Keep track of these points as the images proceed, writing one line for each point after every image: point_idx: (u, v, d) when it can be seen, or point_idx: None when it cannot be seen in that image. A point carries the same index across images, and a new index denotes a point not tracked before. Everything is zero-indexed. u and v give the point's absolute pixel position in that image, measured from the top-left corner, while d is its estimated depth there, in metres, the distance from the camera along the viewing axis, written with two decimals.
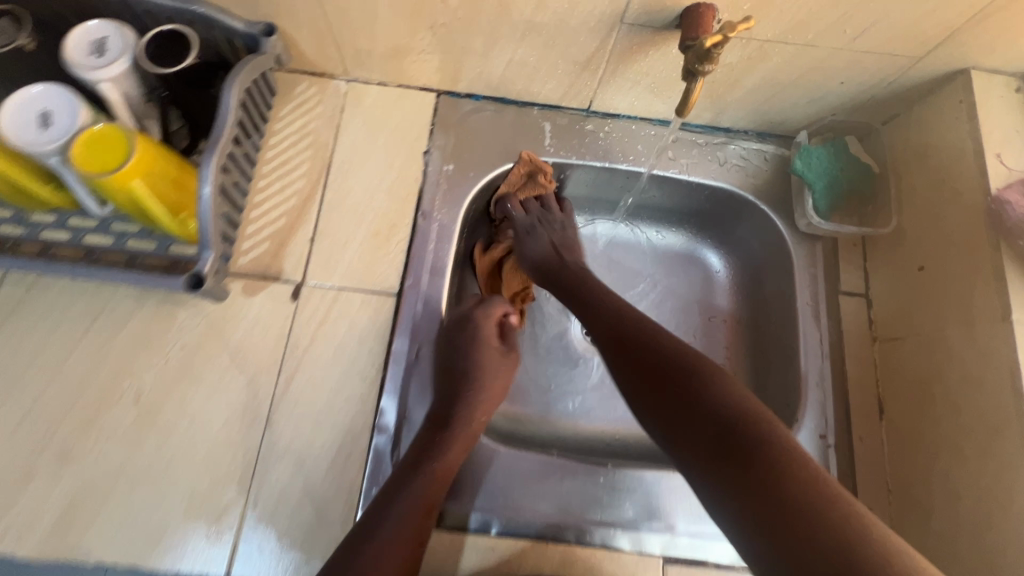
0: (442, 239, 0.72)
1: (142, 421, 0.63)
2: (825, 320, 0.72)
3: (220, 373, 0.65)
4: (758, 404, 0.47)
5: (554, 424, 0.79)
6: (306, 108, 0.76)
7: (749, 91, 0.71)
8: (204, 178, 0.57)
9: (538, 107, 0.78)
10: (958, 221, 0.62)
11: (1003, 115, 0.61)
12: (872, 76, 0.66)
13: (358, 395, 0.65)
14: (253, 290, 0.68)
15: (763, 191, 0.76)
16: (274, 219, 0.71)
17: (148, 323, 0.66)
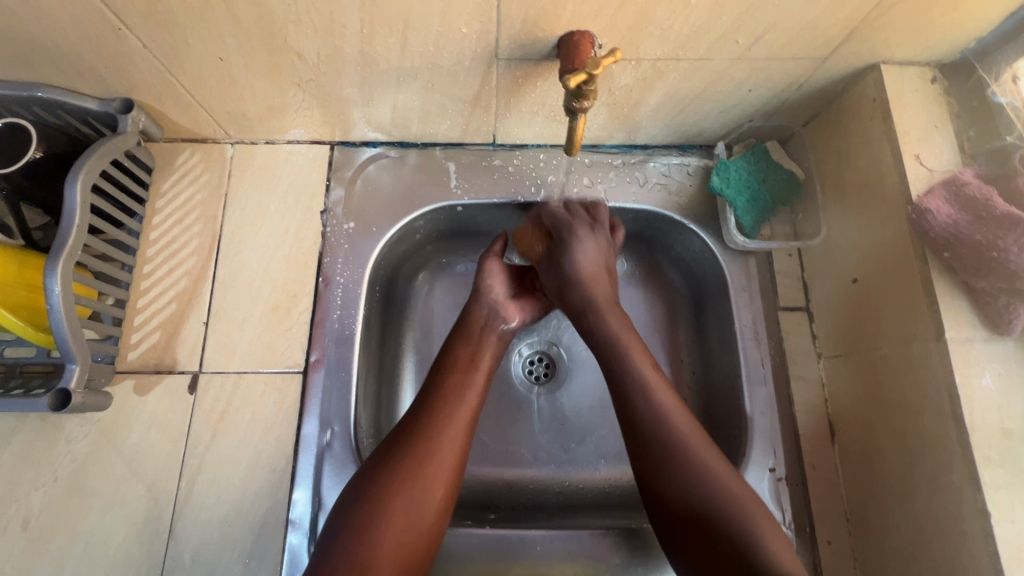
0: (348, 305, 0.66)
1: (32, 550, 0.57)
2: (766, 342, 0.67)
3: (116, 484, 0.59)
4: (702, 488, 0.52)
5: (498, 480, 0.73)
6: (190, 179, 0.70)
7: (655, 108, 0.66)
8: (52, 273, 0.52)
9: (441, 146, 0.73)
10: (885, 228, 0.57)
11: (918, 110, 0.57)
12: (780, 80, 0.61)
13: (267, 488, 0.60)
14: (145, 387, 0.63)
15: (688, 208, 0.72)
16: (163, 305, 0.66)
17: (33, 440, 0.60)
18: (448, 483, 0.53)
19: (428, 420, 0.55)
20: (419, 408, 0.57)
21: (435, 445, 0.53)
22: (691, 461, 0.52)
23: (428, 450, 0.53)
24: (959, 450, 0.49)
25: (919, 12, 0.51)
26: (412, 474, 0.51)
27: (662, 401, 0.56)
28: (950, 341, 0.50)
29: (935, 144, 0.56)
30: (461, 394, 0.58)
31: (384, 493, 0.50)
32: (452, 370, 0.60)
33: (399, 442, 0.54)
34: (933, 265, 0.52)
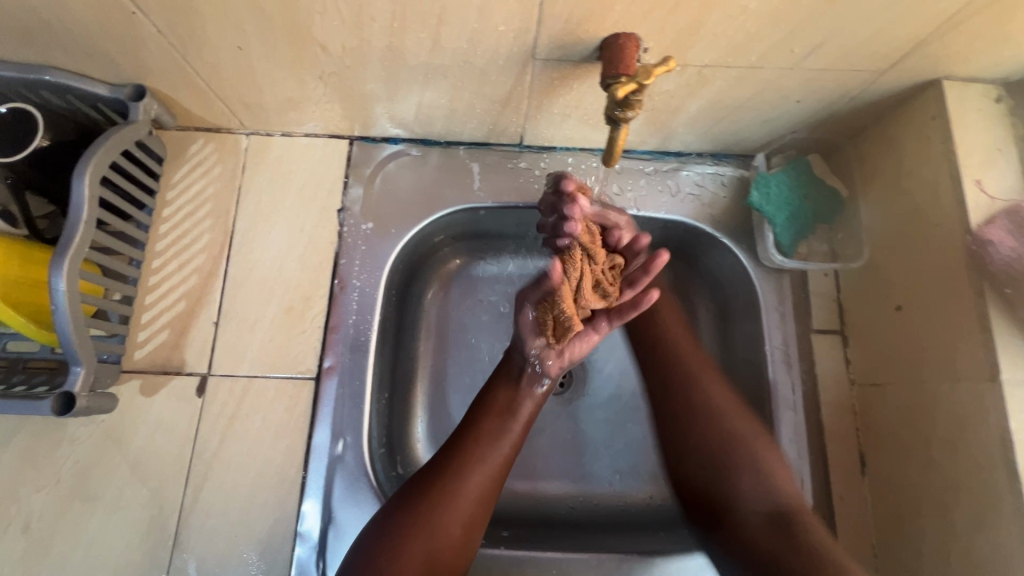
0: (365, 310, 0.64)
1: (33, 553, 0.55)
2: (797, 366, 0.64)
3: (120, 488, 0.57)
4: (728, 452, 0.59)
5: (511, 494, 0.71)
6: (202, 170, 0.67)
7: (695, 115, 0.62)
8: (58, 272, 0.50)
9: (465, 145, 0.70)
10: (936, 256, 0.54)
11: (981, 131, 0.53)
12: (832, 93, 0.57)
13: (275, 499, 0.58)
14: (152, 388, 0.60)
15: (722, 221, 0.68)
16: (172, 302, 0.63)
17: (35, 438, 0.58)
18: (460, 546, 0.53)
19: (442, 493, 0.54)
20: (438, 471, 0.55)
21: (443, 523, 0.53)
22: (712, 427, 0.60)
23: (431, 527, 0.52)
24: (1009, 498, 0.47)
25: (995, 27, 0.47)
26: (413, 552, 0.51)
27: (699, 386, 0.63)
28: (1006, 383, 0.47)
29: (997, 169, 0.52)
30: (482, 467, 0.56)
31: (382, 567, 0.50)
32: (479, 436, 0.58)
33: (408, 513, 0.53)
34: (990, 300, 0.49)
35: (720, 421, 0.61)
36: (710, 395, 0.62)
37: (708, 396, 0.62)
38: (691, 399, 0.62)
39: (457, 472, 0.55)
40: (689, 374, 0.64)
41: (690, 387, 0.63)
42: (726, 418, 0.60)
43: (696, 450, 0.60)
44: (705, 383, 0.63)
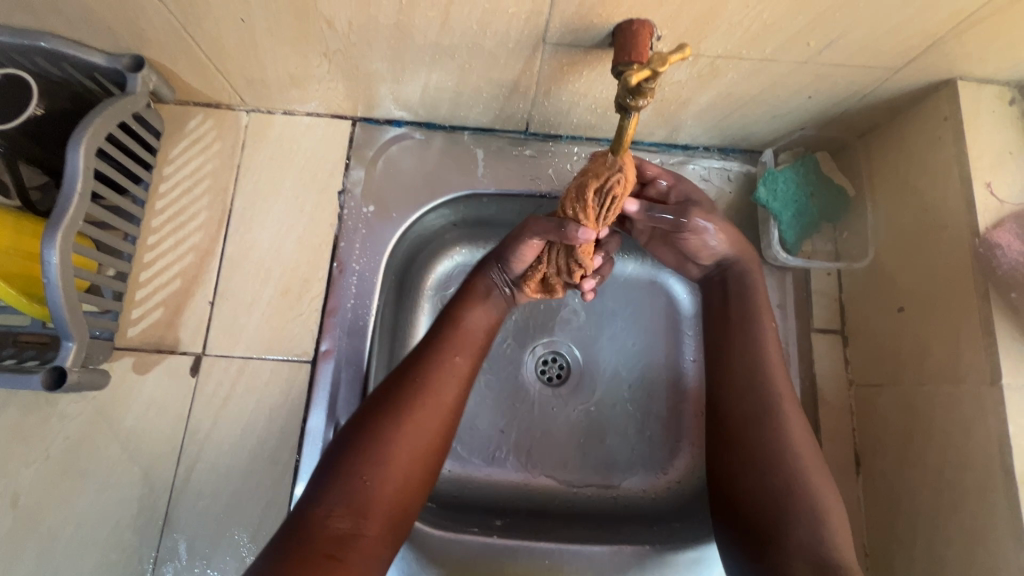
0: (363, 293, 0.63)
1: (21, 529, 0.55)
2: (796, 365, 0.64)
3: (110, 466, 0.57)
4: (794, 484, 0.50)
5: (506, 484, 0.71)
6: (201, 146, 0.66)
7: (704, 108, 0.61)
8: (51, 246, 0.48)
9: (470, 131, 0.69)
10: (942, 259, 0.54)
11: (993, 133, 0.53)
12: (845, 89, 0.57)
13: (268, 482, 0.58)
14: (145, 366, 0.59)
15: (726, 216, 0.68)
16: (166, 280, 0.62)
17: (24, 414, 0.57)
18: (435, 438, 0.50)
19: (412, 389, 0.50)
20: (401, 375, 0.52)
21: (418, 414, 0.49)
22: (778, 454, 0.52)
23: (408, 422, 0.49)
24: (1004, 502, 0.47)
25: (1013, 27, 0.47)
26: (396, 450, 0.47)
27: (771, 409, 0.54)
28: (1006, 388, 0.47)
29: (1007, 173, 0.52)
30: (456, 358, 0.54)
31: (365, 470, 0.46)
32: (442, 340, 0.55)
33: (378, 415, 0.49)
34: (995, 304, 0.49)
35: (783, 453, 0.52)
36: (776, 415, 0.53)
37: (781, 415, 0.53)
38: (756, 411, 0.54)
39: (425, 368, 0.52)
40: (768, 393, 0.54)
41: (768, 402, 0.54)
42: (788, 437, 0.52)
43: (757, 485, 0.51)
44: (778, 403, 0.54)
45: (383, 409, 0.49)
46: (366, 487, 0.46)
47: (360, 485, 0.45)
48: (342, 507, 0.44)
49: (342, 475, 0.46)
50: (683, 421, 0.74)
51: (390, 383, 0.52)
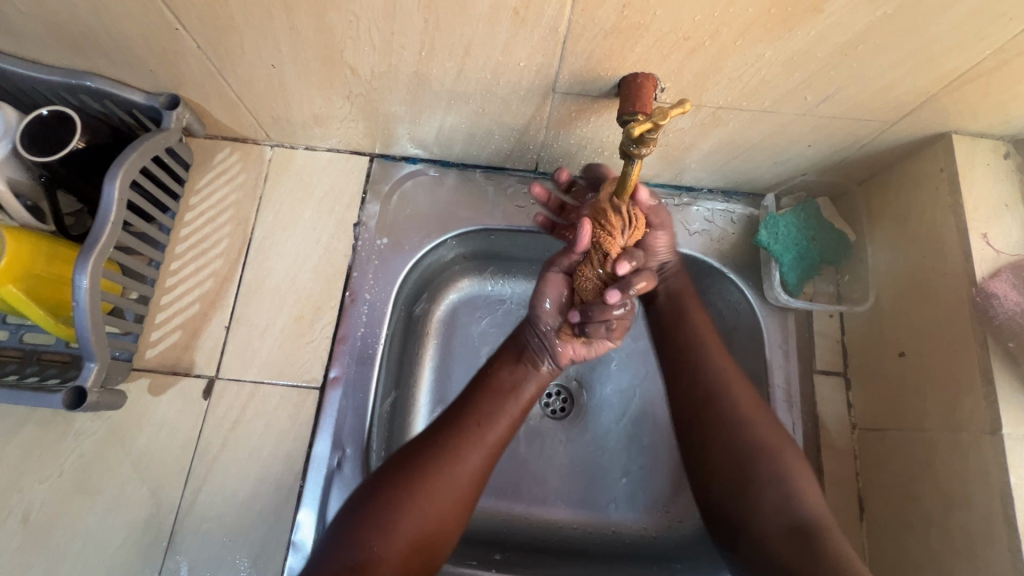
0: (373, 322, 0.65)
1: (31, 544, 0.56)
2: (798, 405, 0.65)
3: (120, 484, 0.58)
4: (785, 495, 0.52)
5: (507, 515, 0.71)
6: (226, 178, 0.70)
7: (708, 153, 0.64)
8: (81, 271, 0.51)
9: (482, 169, 0.72)
10: (942, 305, 0.54)
11: (988, 185, 0.54)
12: (843, 138, 0.59)
13: (272, 505, 0.58)
14: (161, 387, 0.61)
15: (729, 257, 0.70)
16: (186, 304, 0.65)
17: (42, 429, 0.59)
18: (456, 506, 0.52)
19: (436, 459, 0.52)
20: (429, 441, 0.54)
21: (441, 484, 0.51)
22: (764, 464, 0.54)
23: (429, 491, 0.50)
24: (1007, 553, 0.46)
25: (1002, 87, 0.49)
26: (407, 519, 0.49)
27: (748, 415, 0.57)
28: (1007, 438, 0.47)
29: (1004, 223, 0.53)
30: (489, 426, 0.55)
31: (373, 535, 0.48)
32: (478, 403, 0.56)
33: (399, 485, 0.50)
34: (994, 352, 0.49)
35: (759, 464, 0.54)
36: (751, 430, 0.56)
37: (755, 420, 0.56)
38: (737, 430, 0.56)
39: (451, 442, 0.53)
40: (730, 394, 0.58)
41: (760, 454, 0.54)
42: (766, 441, 0.55)
43: (766, 514, 0.52)
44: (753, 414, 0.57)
45: (401, 480, 0.51)
46: (377, 556, 0.47)
47: (366, 546, 0.47)
48: (349, 568, 0.46)
49: (359, 537, 0.48)
50: None
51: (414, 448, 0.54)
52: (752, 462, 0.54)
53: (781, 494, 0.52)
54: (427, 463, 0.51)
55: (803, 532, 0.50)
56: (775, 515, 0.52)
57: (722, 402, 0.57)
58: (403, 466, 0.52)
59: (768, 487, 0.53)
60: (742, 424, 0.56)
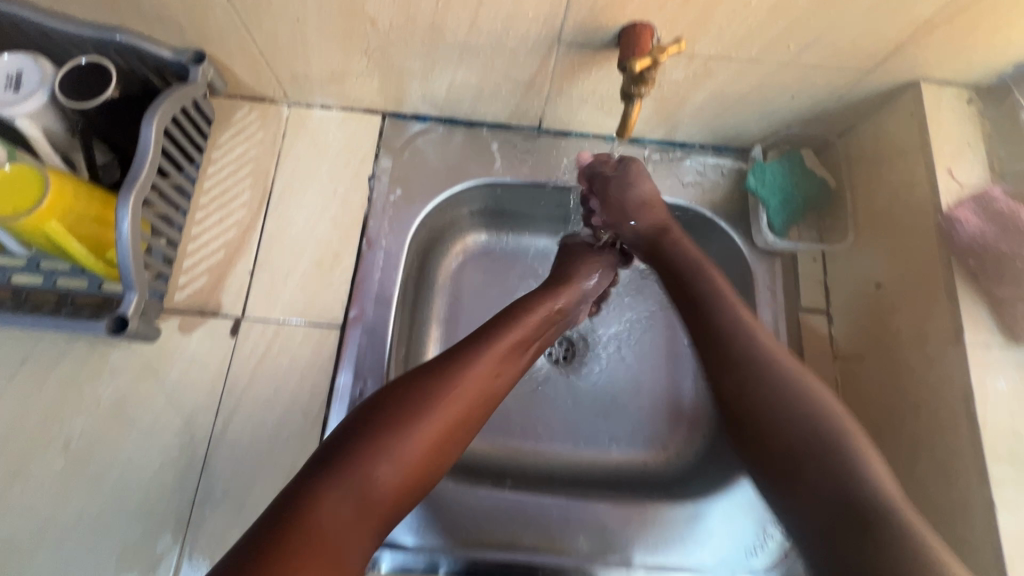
0: (390, 266, 0.69)
1: (72, 469, 0.59)
2: (785, 339, 0.70)
3: (155, 414, 0.62)
4: (858, 478, 0.45)
5: (515, 451, 0.75)
6: (247, 134, 0.73)
7: (700, 106, 0.69)
8: (122, 212, 0.55)
9: (488, 126, 0.76)
10: (912, 235, 0.60)
11: (953, 127, 0.60)
12: (823, 88, 0.64)
13: (300, 432, 0.63)
14: (191, 327, 0.65)
15: (720, 207, 0.75)
16: (212, 251, 0.68)
17: (80, 365, 0.63)
18: (458, 436, 0.51)
19: (446, 384, 0.51)
20: (429, 369, 0.51)
21: (449, 409, 0.50)
22: (827, 440, 0.47)
23: (434, 418, 0.49)
24: (969, 446, 0.51)
25: (963, 33, 0.54)
26: (399, 445, 0.46)
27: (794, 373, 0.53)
28: (969, 345, 0.53)
29: (966, 160, 0.59)
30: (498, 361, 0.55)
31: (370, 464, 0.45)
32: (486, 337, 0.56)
33: (409, 404, 0.48)
34: (957, 272, 0.55)
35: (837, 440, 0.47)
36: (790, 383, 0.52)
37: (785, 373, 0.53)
38: (769, 384, 0.52)
39: (462, 364, 0.52)
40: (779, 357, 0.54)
41: (824, 435, 0.48)
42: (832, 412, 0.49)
43: (807, 478, 0.47)
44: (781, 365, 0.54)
45: (411, 397, 0.49)
46: (368, 480, 0.44)
47: (362, 477, 0.44)
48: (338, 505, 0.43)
49: (347, 462, 0.45)
50: (682, 398, 0.79)
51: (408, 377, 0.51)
52: (801, 421, 0.49)
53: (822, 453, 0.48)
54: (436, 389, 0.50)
55: (861, 527, 0.42)
56: (823, 484, 0.46)
57: (740, 354, 0.55)
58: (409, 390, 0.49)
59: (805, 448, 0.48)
60: (795, 389, 0.51)
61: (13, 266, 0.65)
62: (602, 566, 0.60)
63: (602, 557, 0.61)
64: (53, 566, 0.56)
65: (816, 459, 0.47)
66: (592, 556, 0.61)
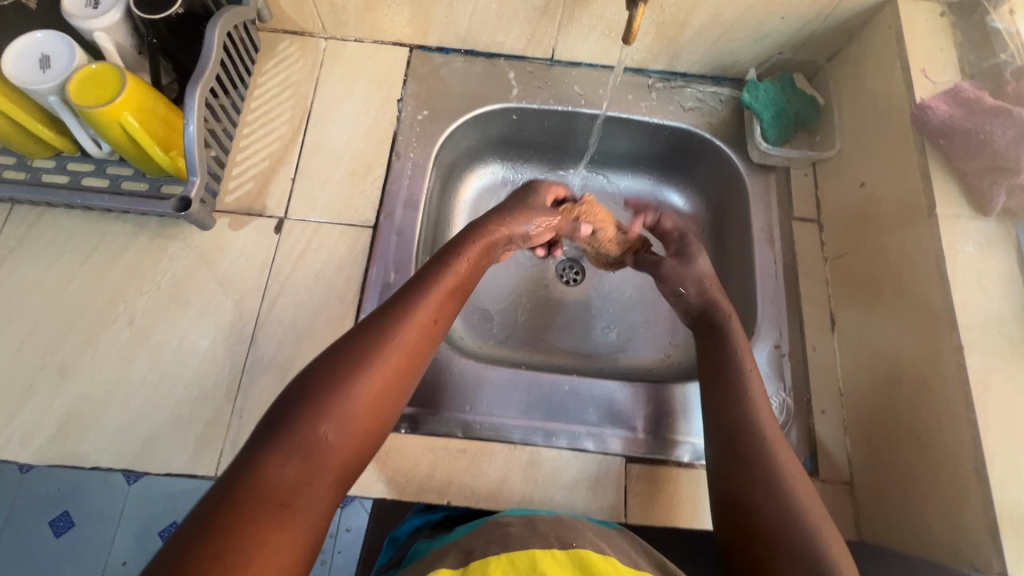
0: (416, 175, 0.77)
1: (136, 341, 0.66)
2: (778, 244, 0.76)
3: (209, 297, 0.69)
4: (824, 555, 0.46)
5: (529, 353, 0.82)
6: (288, 63, 0.81)
7: (699, 31, 0.76)
8: (189, 117, 0.63)
9: (505, 58, 0.84)
10: (890, 133, 0.67)
11: (926, 35, 0.66)
12: (810, 9, 0.71)
13: (337, 315, 0.69)
14: (239, 224, 0.72)
15: (719, 129, 0.82)
16: (258, 161, 0.76)
17: (142, 253, 0.70)
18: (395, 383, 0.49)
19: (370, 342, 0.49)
20: (360, 330, 0.50)
21: (385, 360, 0.49)
22: (798, 519, 0.48)
23: (375, 359, 0.48)
24: (941, 301, 0.57)
25: None
26: (320, 414, 0.44)
27: (769, 444, 0.53)
28: (940, 216, 0.59)
29: (938, 63, 0.65)
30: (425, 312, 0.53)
31: (325, 422, 0.44)
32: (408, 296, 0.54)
33: (340, 363, 0.47)
34: (930, 154, 0.61)
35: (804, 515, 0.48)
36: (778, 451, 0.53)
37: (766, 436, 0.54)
38: (755, 449, 0.53)
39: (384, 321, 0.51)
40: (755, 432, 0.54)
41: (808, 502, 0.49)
42: (782, 481, 0.51)
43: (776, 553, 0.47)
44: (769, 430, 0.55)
45: (346, 346, 0.49)
46: (318, 436, 0.44)
47: (318, 433, 0.44)
48: (299, 457, 0.43)
49: (296, 418, 0.44)
50: None
51: (360, 329, 0.51)
52: (770, 492, 0.50)
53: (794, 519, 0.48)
54: (365, 343, 0.49)
55: None
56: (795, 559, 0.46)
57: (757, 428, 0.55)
58: (345, 346, 0.49)
59: (773, 517, 0.49)
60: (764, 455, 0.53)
61: (84, 171, 0.72)
62: (609, 432, 0.66)
63: (611, 425, 0.67)
64: (121, 420, 0.63)
65: (767, 486, 0.51)
66: (601, 424, 0.67)
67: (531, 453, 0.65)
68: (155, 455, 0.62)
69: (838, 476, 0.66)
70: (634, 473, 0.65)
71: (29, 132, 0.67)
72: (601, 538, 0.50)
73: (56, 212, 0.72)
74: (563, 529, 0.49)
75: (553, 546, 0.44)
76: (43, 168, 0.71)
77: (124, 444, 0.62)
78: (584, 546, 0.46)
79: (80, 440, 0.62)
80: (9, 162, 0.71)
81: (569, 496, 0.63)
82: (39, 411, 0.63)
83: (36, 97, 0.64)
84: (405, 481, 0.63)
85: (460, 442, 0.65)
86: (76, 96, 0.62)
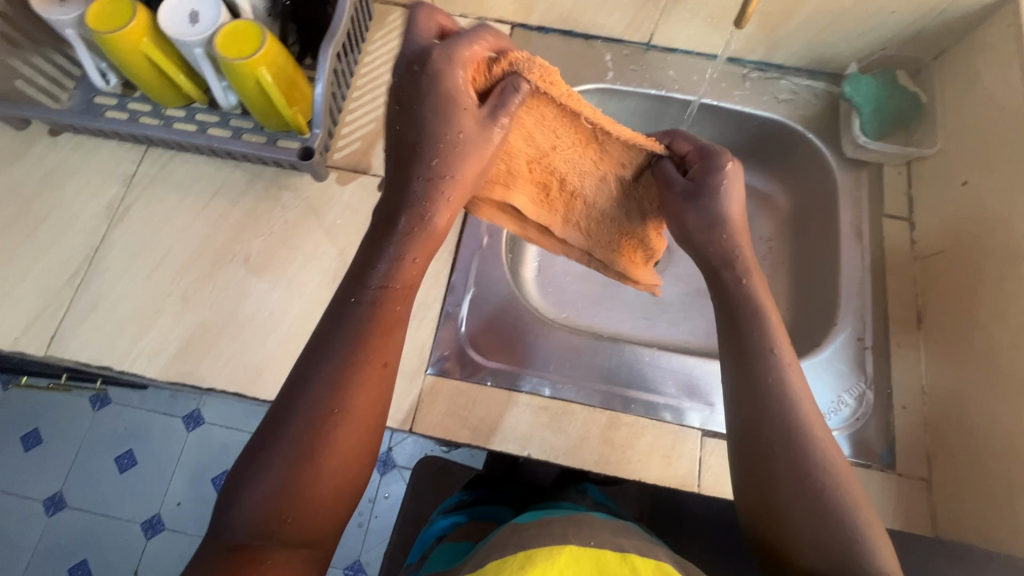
0: None
1: (249, 279, 0.72)
2: (866, 239, 0.76)
3: (315, 246, 0.74)
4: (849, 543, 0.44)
5: (601, 326, 0.85)
6: (396, 33, 0.86)
7: (804, 23, 0.76)
8: (318, 78, 0.70)
9: (602, 40, 0.86)
10: (1003, 132, 0.66)
11: None
12: (925, 4, 0.70)
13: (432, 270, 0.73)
14: (346, 180, 0.77)
15: (812, 121, 0.82)
16: (366, 123, 0.81)
17: (259, 200, 0.76)
18: (363, 430, 0.45)
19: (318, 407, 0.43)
20: (297, 384, 0.44)
21: (331, 421, 0.43)
22: (830, 512, 0.45)
23: (327, 425, 0.43)
24: None
25: None
26: (274, 494, 0.41)
27: (800, 422, 0.48)
28: None
29: None
30: (370, 353, 0.45)
31: (280, 509, 0.41)
32: (357, 338, 0.45)
33: (283, 433, 0.43)
34: None
35: (835, 501, 0.45)
36: (814, 438, 0.47)
37: (797, 408, 0.48)
38: (782, 431, 0.48)
39: (320, 379, 0.44)
40: (788, 410, 0.48)
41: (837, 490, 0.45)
42: (813, 463, 0.46)
43: (808, 552, 0.45)
44: (797, 404, 0.49)
45: (285, 411, 0.44)
46: (273, 518, 0.41)
47: (272, 517, 0.41)
48: (265, 536, 0.41)
49: (248, 501, 0.42)
50: None
51: (299, 386, 0.44)
52: (807, 478, 0.46)
53: (829, 512, 0.45)
54: (306, 403, 0.43)
55: None
56: (821, 555, 0.44)
57: (781, 405, 0.48)
58: (285, 404, 0.44)
59: (813, 513, 0.45)
60: (798, 443, 0.47)
61: (210, 122, 0.77)
62: (686, 406, 0.69)
63: (687, 399, 0.69)
64: (234, 348, 0.69)
65: (795, 482, 0.46)
66: (677, 397, 0.69)
67: (610, 416, 0.67)
68: (263, 382, 0.67)
69: (916, 471, 0.66)
70: (709, 447, 0.66)
71: (170, 81, 0.73)
72: (624, 537, 0.47)
73: (184, 156, 0.78)
74: (578, 527, 0.48)
75: (571, 541, 0.44)
76: (174, 117, 0.77)
77: (237, 370, 0.68)
78: (605, 546, 0.44)
79: (198, 363, 0.68)
80: (145, 109, 0.77)
81: (645, 460, 0.65)
82: (163, 333, 0.69)
83: (182, 49, 0.70)
84: (490, 430, 0.66)
85: (542, 399, 0.68)
86: (222, 50, 0.67)
